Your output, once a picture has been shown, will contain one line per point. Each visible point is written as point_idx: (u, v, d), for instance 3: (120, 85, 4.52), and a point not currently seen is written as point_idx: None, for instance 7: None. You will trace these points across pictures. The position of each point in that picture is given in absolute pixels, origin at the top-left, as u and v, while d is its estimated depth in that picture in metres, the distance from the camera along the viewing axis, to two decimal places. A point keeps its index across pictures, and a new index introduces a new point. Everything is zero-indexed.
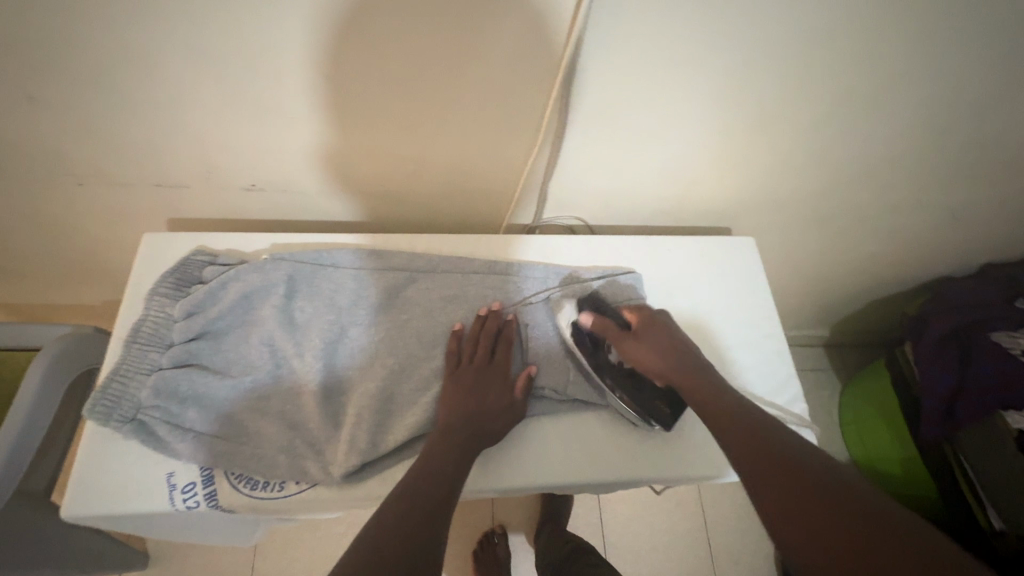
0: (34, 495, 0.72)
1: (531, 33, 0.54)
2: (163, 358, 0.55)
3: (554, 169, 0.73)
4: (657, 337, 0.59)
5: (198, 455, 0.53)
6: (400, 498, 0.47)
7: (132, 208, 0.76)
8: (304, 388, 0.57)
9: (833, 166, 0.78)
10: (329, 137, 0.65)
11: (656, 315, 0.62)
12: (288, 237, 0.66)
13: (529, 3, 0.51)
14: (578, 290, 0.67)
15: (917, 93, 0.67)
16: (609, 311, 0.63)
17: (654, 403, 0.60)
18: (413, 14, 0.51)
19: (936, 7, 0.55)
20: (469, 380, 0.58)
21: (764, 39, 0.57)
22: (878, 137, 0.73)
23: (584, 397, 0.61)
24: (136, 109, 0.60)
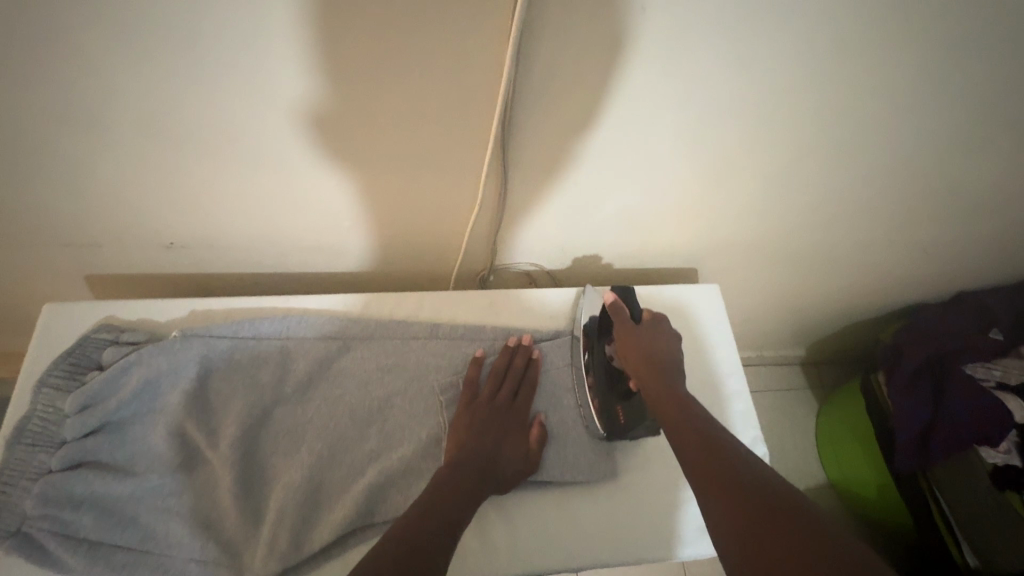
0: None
1: (458, 82, 0.49)
2: (54, 458, 0.49)
3: (504, 220, 0.67)
4: (657, 335, 0.61)
5: (92, 568, 0.47)
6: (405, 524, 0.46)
7: (44, 268, 0.69)
8: (220, 480, 0.51)
9: (799, 206, 0.74)
10: (251, 193, 0.60)
11: (669, 323, 0.63)
12: (208, 302, 0.60)
13: (452, 53, 0.47)
14: (554, 348, 0.64)
15: (881, 132, 0.63)
16: (632, 305, 0.65)
17: (614, 404, 0.60)
18: (323, 66, 0.46)
19: (890, 53, 0.52)
20: (488, 419, 0.57)
21: (712, 86, 0.53)
22: (843, 177, 0.70)
23: (556, 478, 0.57)
24: (27, 167, 0.55)
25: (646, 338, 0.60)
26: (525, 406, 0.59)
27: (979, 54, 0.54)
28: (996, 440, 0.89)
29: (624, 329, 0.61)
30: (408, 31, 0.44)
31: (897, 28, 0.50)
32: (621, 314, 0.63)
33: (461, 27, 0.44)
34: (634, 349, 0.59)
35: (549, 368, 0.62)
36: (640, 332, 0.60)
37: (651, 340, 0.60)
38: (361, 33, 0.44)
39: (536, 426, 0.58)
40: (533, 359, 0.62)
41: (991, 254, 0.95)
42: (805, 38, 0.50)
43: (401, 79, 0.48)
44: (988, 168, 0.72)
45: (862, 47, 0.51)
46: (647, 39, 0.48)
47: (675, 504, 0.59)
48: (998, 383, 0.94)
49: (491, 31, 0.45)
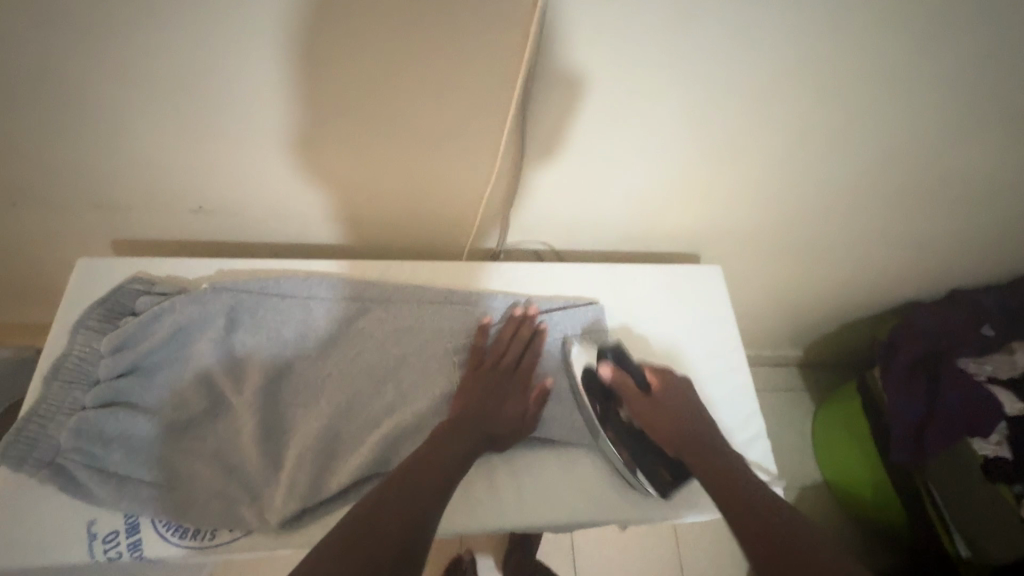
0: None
1: (483, 51, 0.52)
2: (87, 396, 0.51)
3: (518, 193, 0.70)
4: (674, 400, 0.60)
5: (121, 501, 0.49)
6: (393, 490, 0.47)
7: (74, 230, 0.72)
8: (242, 426, 0.54)
9: (801, 193, 0.77)
10: (279, 159, 0.63)
11: (673, 374, 0.62)
12: (236, 262, 0.63)
13: (479, 24, 0.50)
14: (551, 318, 0.66)
15: (880, 121, 0.66)
16: (631, 367, 0.62)
17: (654, 465, 0.58)
18: (358, 33, 0.50)
19: (890, 41, 0.55)
20: (490, 383, 0.59)
21: (721, 68, 0.57)
22: (842, 166, 0.73)
23: (556, 437, 0.60)
24: (69, 124, 0.57)
25: (668, 411, 0.59)
26: (526, 371, 0.61)
27: (974, 47, 0.57)
28: (988, 433, 0.92)
29: (642, 403, 0.59)
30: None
31: (899, 15, 0.53)
32: (630, 388, 0.60)
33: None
34: (662, 423, 0.58)
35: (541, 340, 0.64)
36: (656, 401, 0.59)
37: (675, 407, 0.59)
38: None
39: (537, 389, 0.60)
40: (537, 330, 0.63)
41: (985, 251, 0.98)
42: (811, 21, 0.53)
43: (430, 46, 0.51)
44: (981, 162, 0.75)
45: (865, 34, 0.54)
46: (662, 16, 0.51)
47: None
48: (988, 377, 0.97)
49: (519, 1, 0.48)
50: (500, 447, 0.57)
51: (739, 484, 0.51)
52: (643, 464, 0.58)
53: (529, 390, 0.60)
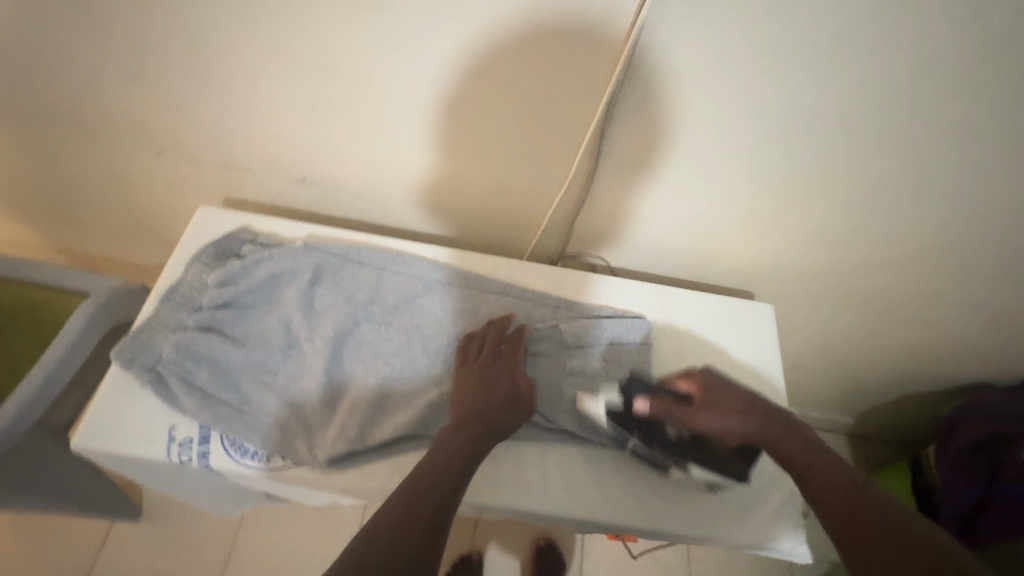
0: (33, 427, 0.80)
1: (573, 68, 0.56)
2: (190, 318, 0.60)
3: (585, 206, 0.74)
4: (720, 403, 0.56)
5: (200, 413, 0.57)
6: (418, 488, 0.49)
7: (198, 182, 0.84)
8: (309, 369, 0.60)
9: (873, 245, 0.76)
10: (378, 144, 0.70)
11: (704, 372, 0.58)
12: (324, 230, 0.71)
13: (572, 50, 0.55)
14: (583, 324, 0.68)
15: (971, 187, 0.64)
16: (662, 389, 0.59)
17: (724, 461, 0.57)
18: (464, 44, 0.56)
19: (981, 110, 0.55)
20: (482, 372, 0.60)
21: (800, 118, 0.58)
22: (921, 224, 0.71)
23: (576, 431, 0.62)
24: (215, 94, 0.68)
25: (719, 409, 0.55)
26: (515, 361, 0.61)
27: None
28: None
29: (691, 412, 0.56)
30: (544, 15, 0.52)
31: (1005, 81, 0.51)
32: (671, 407, 0.57)
33: (587, 18, 0.51)
34: (718, 420, 0.55)
35: (563, 342, 0.66)
36: (706, 412, 0.56)
37: (724, 407, 0.55)
38: (506, 12, 0.52)
39: (526, 376, 0.60)
40: (521, 330, 0.64)
41: None
42: (906, 77, 0.52)
43: (526, 58, 0.56)
44: None
45: (965, 96, 0.53)
46: (751, 55, 0.52)
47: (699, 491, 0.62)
48: None
49: (612, 33, 0.53)
50: (512, 428, 0.57)
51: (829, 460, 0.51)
52: (712, 465, 0.57)
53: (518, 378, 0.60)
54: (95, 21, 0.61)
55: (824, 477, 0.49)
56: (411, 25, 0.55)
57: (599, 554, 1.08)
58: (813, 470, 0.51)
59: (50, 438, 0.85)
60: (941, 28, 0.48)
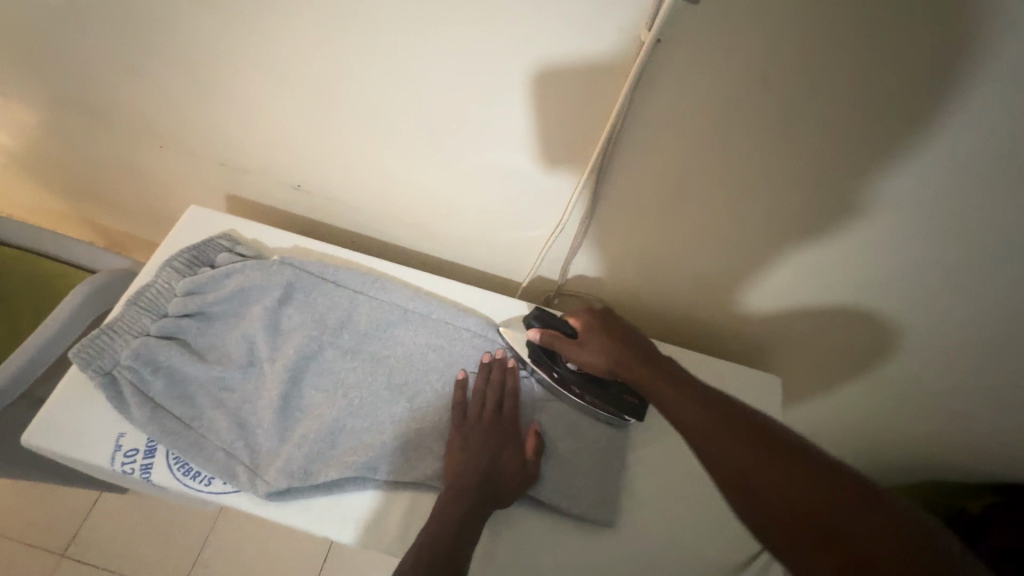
0: (17, 400, 0.82)
1: (568, 108, 0.53)
2: (153, 325, 0.58)
3: (580, 246, 0.69)
4: (599, 332, 0.58)
5: (147, 426, 0.55)
6: (419, 565, 0.46)
7: (202, 177, 0.84)
8: (265, 393, 0.58)
9: (905, 341, 0.66)
10: (371, 158, 0.68)
11: (595, 307, 0.60)
12: (307, 243, 0.69)
13: (566, 85, 0.51)
14: None
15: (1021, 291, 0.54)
16: (556, 320, 0.61)
17: (620, 399, 0.61)
18: (454, 67, 0.53)
19: None
20: (489, 427, 0.57)
21: (820, 183, 0.51)
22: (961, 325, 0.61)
23: (546, 500, 0.56)
24: (216, 94, 0.67)
25: (599, 338, 0.57)
26: (514, 417, 0.59)
27: None
28: None
29: (572, 344, 0.58)
30: (538, 49, 0.49)
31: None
32: (559, 339, 0.59)
33: (583, 59, 0.48)
34: (594, 352, 0.57)
35: (534, 393, 0.62)
36: (586, 341, 0.58)
37: (603, 338, 0.57)
38: (496, 40, 0.49)
39: (530, 437, 0.58)
40: (512, 370, 0.62)
41: None
42: (942, 157, 0.45)
43: (516, 93, 0.53)
44: None
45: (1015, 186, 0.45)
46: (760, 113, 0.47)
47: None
48: None
49: (609, 71, 0.48)
50: (512, 498, 0.55)
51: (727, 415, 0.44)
52: (613, 405, 0.60)
53: (519, 437, 0.58)
54: (111, 16, 0.62)
55: (736, 443, 0.42)
56: (401, 44, 0.53)
57: None
58: (722, 440, 0.43)
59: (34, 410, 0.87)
60: (981, 108, 0.41)
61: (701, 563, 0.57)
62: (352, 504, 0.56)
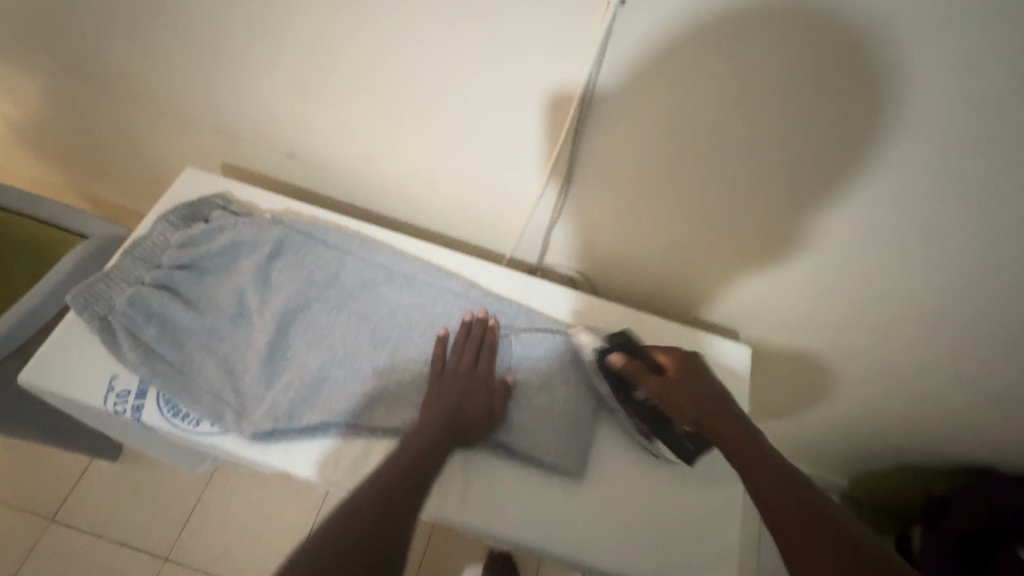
0: (14, 355, 0.85)
1: (537, 81, 0.55)
2: (148, 275, 0.61)
3: (559, 220, 0.71)
4: (687, 374, 0.59)
5: (140, 368, 0.58)
6: (376, 494, 0.48)
7: (198, 145, 0.87)
8: (253, 342, 0.60)
9: (869, 316, 0.67)
10: (359, 126, 0.71)
11: (687, 354, 0.61)
12: (298, 206, 0.72)
13: (537, 56, 0.52)
14: (538, 336, 0.65)
15: (973, 270, 0.55)
16: (640, 352, 0.62)
17: (679, 442, 0.60)
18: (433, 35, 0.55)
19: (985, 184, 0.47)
20: (460, 376, 0.60)
21: (778, 164, 0.53)
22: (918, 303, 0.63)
23: (517, 446, 0.59)
24: (209, 59, 0.70)
25: (683, 382, 0.58)
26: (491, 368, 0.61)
27: None
28: None
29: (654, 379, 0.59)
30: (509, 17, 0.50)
31: (1004, 155, 0.45)
32: (640, 370, 0.60)
33: (551, 32, 0.50)
34: (675, 392, 0.58)
35: (511, 351, 0.65)
36: (669, 381, 0.59)
37: (689, 381, 0.58)
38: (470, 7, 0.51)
39: (501, 385, 0.61)
40: (491, 327, 0.64)
41: None
42: (894, 136, 0.46)
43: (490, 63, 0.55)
44: None
45: (963, 166, 0.47)
46: (719, 91, 0.49)
47: (617, 540, 0.58)
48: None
49: (577, 44, 0.50)
50: (476, 438, 0.58)
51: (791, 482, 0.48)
52: (668, 442, 0.60)
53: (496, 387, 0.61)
54: None
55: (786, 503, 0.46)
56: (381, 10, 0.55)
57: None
58: (796, 531, 0.44)
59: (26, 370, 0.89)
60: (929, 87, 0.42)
61: (662, 517, 0.60)
62: (333, 448, 0.59)
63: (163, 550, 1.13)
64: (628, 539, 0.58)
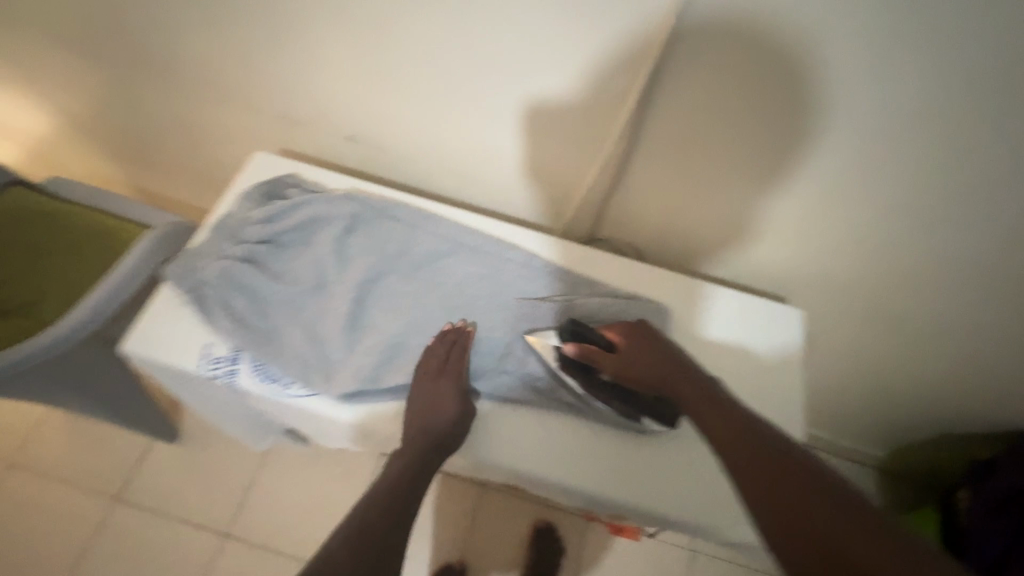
0: (91, 337, 0.90)
1: (607, 48, 0.58)
2: (234, 250, 0.65)
3: (615, 187, 0.75)
4: (639, 347, 0.59)
5: (233, 336, 0.62)
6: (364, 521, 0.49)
7: (258, 131, 0.91)
8: (334, 311, 0.64)
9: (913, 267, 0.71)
10: (420, 105, 0.74)
11: (637, 326, 0.61)
12: (364, 185, 0.75)
13: (612, 21, 0.55)
14: (602, 302, 0.67)
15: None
16: (592, 333, 0.62)
17: (649, 408, 0.61)
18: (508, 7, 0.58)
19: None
20: (427, 386, 0.60)
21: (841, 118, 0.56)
22: (972, 245, 0.65)
23: (578, 403, 0.63)
24: (278, 45, 0.73)
25: (637, 354, 0.59)
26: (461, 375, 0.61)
27: None
28: None
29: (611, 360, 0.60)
30: None
31: None
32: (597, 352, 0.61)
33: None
34: (636, 364, 0.58)
35: (576, 315, 0.66)
36: (626, 358, 0.59)
37: (644, 354, 0.58)
38: None
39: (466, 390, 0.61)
40: (466, 331, 0.64)
41: None
42: (961, 80, 0.50)
43: (561, 31, 0.58)
44: None
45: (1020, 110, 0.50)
46: (791, 46, 0.51)
47: (685, 489, 0.61)
48: None
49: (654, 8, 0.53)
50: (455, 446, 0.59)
51: (767, 453, 0.43)
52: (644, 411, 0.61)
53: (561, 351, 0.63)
54: None
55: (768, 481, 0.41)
56: None
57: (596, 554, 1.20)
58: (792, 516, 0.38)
59: (102, 351, 0.94)
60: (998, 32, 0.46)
61: None
62: None
63: (223, 524, 1.18)
64: (697, 490, 0.61)
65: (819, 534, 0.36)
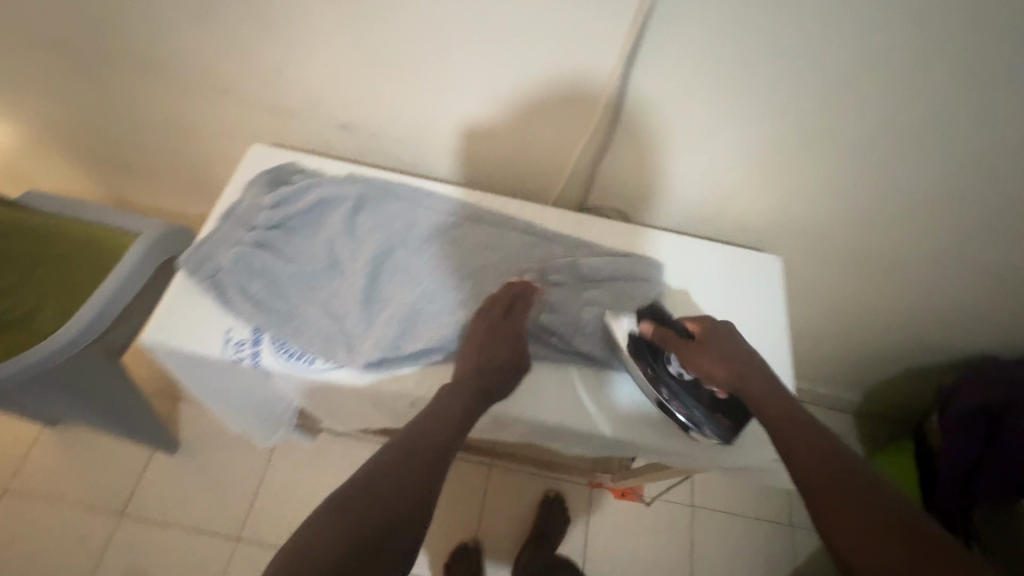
0: (92, 344, 0.89)
1: (591, 22, 0.62)
2: (246, 235, 0.67)
3: (605, 155, 0.79)
4: (721, 344, 0.63)
5: (253, 317, 0.64)
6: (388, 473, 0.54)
7: (249, 126, 0.92)
8: (349, 286, 0.66)
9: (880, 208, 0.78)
10: (412, 89, 0.77)
11: (718, 325, 0.65)
12: (363, 170, 0.78)
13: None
14: (601, 260, 0.72)
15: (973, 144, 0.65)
16: (673, 323, 0.65)
17: (715, 417, 0.63)
18: None
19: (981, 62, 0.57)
20: (481, 326, 0.64)
21: (808, 69, 0.62)
22: (929, 178, 0.72)
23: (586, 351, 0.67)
24: (268, 39, 0.74)
25: (715, 351, 0.62)
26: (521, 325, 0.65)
27: None
28: None
29: (691, 351, 0.63)
30: None
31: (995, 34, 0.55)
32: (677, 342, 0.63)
33: None
34: (711, 364, 0.62)
35: (580, 274, 0.70)
36: (705, 349, 0.62)
37: (720, 351, 0.62)
38: None
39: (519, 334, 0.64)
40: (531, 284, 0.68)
41: None
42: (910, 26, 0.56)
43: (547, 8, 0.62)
44: None
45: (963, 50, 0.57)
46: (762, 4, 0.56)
47: None
48: None
49: None
50: (500, 391, 0.62)
51: (826, 458, 0.52)
52: (708, 411, 0.63)
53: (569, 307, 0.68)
54: None
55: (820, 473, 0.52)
56: None
57: (605, 515, 1.26)
58: (828, 502, 0.50)
59: (102, 359, 0.93)
60: None
61: None
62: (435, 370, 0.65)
63: (234, 528, 1.18)
64: None
65: (850, 528, 0.47)
